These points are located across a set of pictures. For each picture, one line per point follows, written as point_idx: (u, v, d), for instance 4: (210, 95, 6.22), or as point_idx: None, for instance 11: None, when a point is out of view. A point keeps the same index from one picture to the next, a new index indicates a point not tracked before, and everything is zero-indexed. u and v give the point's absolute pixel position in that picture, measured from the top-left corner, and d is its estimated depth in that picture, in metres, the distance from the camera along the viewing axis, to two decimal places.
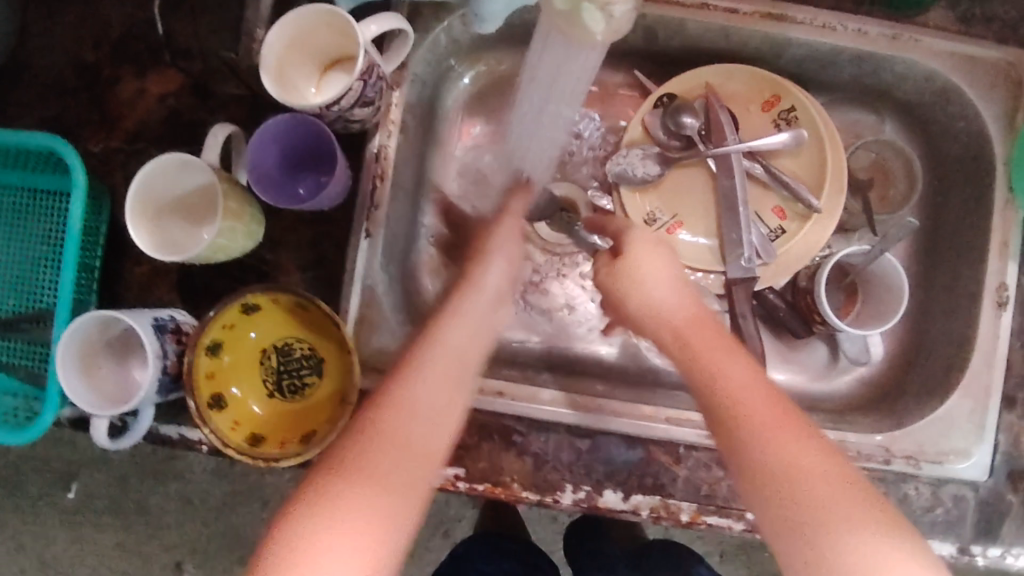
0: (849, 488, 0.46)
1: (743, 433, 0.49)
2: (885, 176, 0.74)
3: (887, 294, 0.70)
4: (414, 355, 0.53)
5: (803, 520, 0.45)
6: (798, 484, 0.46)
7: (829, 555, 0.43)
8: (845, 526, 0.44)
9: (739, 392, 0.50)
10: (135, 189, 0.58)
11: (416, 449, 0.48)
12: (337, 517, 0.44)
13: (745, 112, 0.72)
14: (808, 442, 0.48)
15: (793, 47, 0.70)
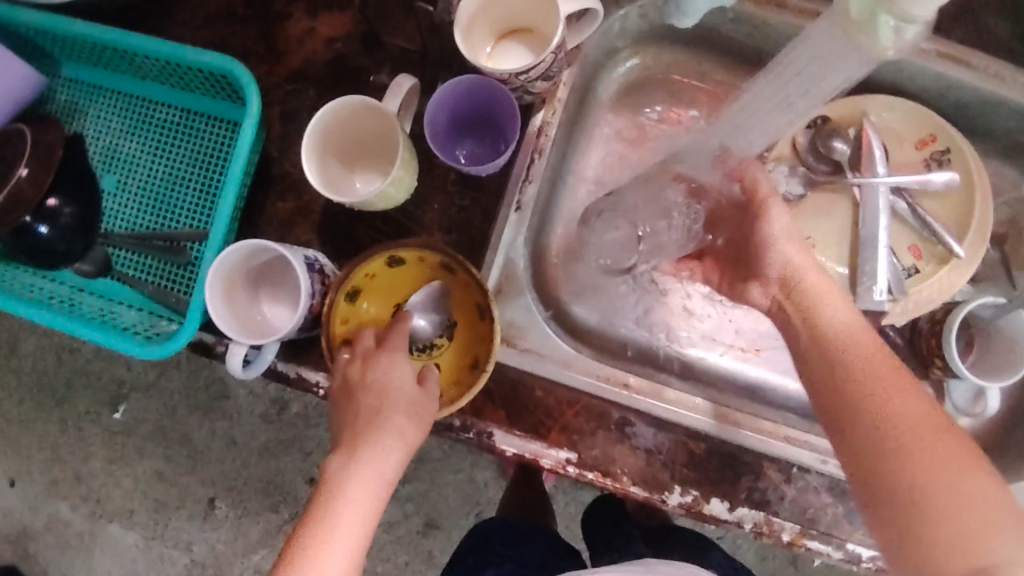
0: (974, 470, 0.43)
1: (844, 394, 0.50)
2: (1020, 233, 0.74)
3: (1011, 349, 0.69)
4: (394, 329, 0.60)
5: (904, 497, 0.44)
6: (923, 475, 0.44)
7: (932, 530, 0.42)
8: (940, 498, 0.43)
9: (838, 352, 0.52)
10: (315, 123, 0.56)
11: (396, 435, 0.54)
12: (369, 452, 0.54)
13: (897, 148, 0.72)
14: (929, 417, 0.46)
15: (959, 90, 0.69)
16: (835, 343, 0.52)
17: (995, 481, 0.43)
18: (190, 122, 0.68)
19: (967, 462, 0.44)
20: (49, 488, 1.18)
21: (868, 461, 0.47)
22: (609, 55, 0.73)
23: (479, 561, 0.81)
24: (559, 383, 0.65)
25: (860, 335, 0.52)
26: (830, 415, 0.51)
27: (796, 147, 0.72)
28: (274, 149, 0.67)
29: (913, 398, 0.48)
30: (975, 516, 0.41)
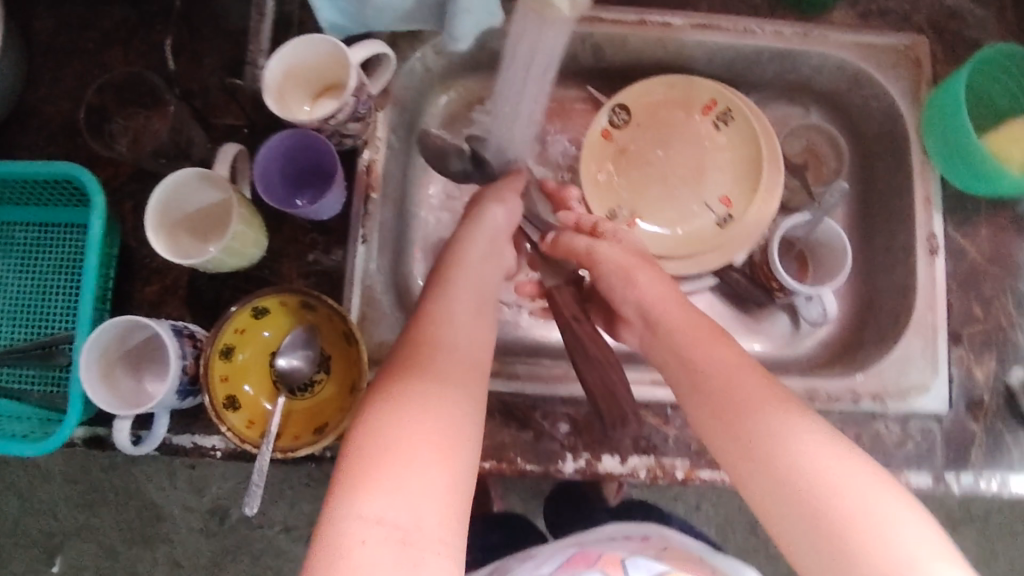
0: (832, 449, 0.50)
1: (689, 350, 0.58)
2: (818, 156, 0.83)
3: (833, 254, 0.77)
4: (447, 283, 0.64)
5: (728, 405, 0.54)
6: (726, 367, 0.56)
7: (742, 417, 0.53)
8: (862, 512, 0.47)
9: (737, 383, 0.55)
10: (154, 204, 0.64)
11: (434, 419, 0.51)
12: (398, 445, 0.49)
13: (688, 116, 0.81)
14: (816, 435, 0.51)
15: (722, 51, 0.78)
16: (736, 413, 0.53)
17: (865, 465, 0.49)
18: (50, 235, 0.73)
19: (857, 465, 0.49)
20: None
21: (772, 489, 0.50)
22: (423, 97, 0.81)
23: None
24: None
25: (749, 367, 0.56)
26: (681, 381, 0.58)
27: (606, 137, 0.81)
28: (133, 241, 0.72)
29: (797, 417, 0.52)
30: (783, 430, 0.51)
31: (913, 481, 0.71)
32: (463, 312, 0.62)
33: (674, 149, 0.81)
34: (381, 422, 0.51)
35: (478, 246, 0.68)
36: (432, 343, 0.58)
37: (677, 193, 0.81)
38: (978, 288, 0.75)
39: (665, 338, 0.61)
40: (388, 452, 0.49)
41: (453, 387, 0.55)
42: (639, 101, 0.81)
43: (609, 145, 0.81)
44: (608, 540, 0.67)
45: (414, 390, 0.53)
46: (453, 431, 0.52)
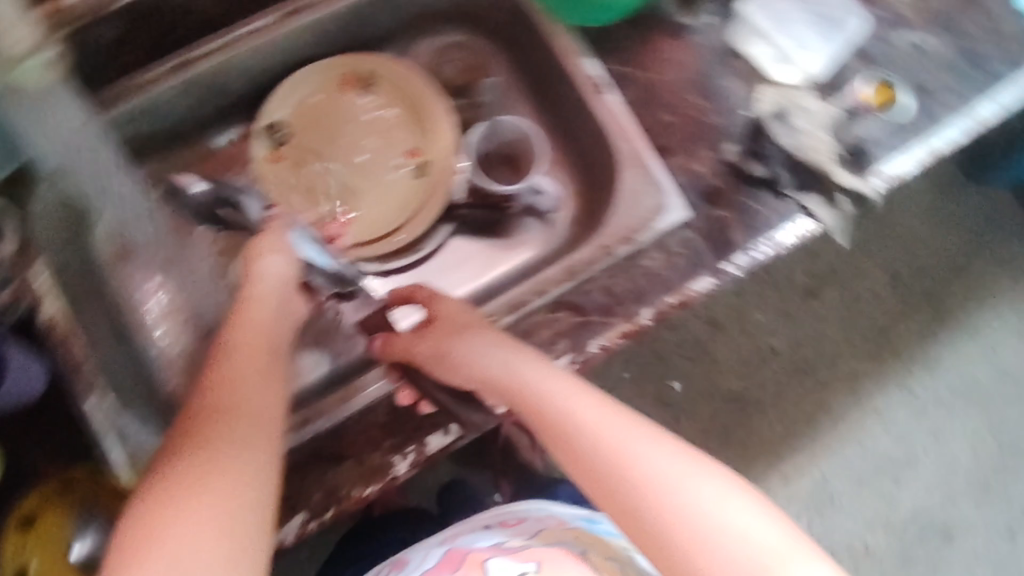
0: (658, 439, 0.58)
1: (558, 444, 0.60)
2: (471, 69, 0.86)
3: (524, 144, 0.81)
4: (236, 321, 0.60)
5: (585, 449, 0.58)
6: (596, 450, 0.58)
7: (603, 471, 0.57)
8: (691, 491, 0.55)
9: (564, 400, 0.60)
10: None
11: (222, 485, 0.48)
12: (175, 528, 0.46)
13: (333, 98, 0.83)
14: (639, 430, 0.59)
15: (326, 25, 0.78)
16: (566, 431, 0.59)
17: (686, 451, 0.58)
18: None
19: (675, 451, 0.57)
20: None
21: (606, 487, 0.57)
22: None
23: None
24: None
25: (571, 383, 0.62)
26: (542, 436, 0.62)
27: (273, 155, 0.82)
28: None
29: (624, 419, 0.60)
30: (641, 467, 0.56)
31: (699, 289, 0.72)
32: (256, 350, 0.57)
33: (341, 133, 0.84)
34: (161, 497, 0.47)
35: (264, 307, 0.62)
36: (223, 387, 0.54)
37: (365, 168, 0.83)
38: (657, 98, 0.79)
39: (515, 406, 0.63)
40: (165, 537, 0.46)
41: (242, 440, 0.51)
42: (285, 111, 0.82)
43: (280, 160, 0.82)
44: (479, 534, 0.72)
45: (199, 457, 0.49)
46: (239, 492, 0.49)
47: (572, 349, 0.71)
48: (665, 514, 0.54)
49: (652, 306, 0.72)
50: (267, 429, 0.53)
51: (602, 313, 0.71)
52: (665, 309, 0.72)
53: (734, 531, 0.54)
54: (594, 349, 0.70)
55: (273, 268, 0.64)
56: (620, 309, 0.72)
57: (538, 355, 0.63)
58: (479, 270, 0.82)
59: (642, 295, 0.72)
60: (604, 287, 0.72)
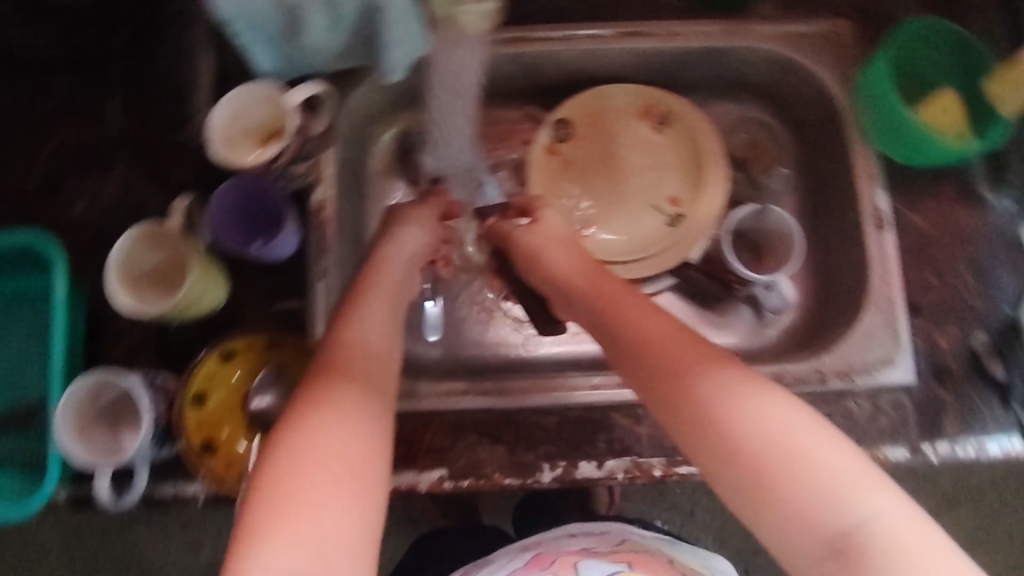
0: (770, 398, 0.53)
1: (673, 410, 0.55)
2: (760, 148, 0.85)
3: (782, 239, 0.78)
4: (371, 276, 0.66)
5: (699, 417, 0.54)
6: (710, 407, 0.53)
7: (719, 436, 0.52)
8: (812, 449, 0.49)
9: (685, 366, 0.56)
10: (115, 266, 0.67)
11: (367, 416, 0.52)
12: (326, 417, 0.51)
13: (628, 123, 0.82)
14: (751, 390, 0.53)
15: (653, 55, 0.80)
16: (685, 394, 0.55)
17: (798, 412, 0.52)
18: (17, 304, 0.74)
19: (816, 423, 0.51)
20: None
21: (738, 464, 0.50)
22: (368, 135, 0.83)
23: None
24: (410, 411, 0.71)
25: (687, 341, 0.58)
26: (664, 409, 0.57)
27: (551, 150, 0.82)
28: (98, 302, 0.73)
29: (758, 389, 0.53)
30: (769, 430, 0.50)
31: (891, 456, 0.71)
32: (389, 317, 0.63)
33: (620, 158, 0.83)
34: (289, 413, 0.52)
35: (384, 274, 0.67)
36: (339, 338, 0.58)
37: (627, 201, 0.82)
38: (925, 254, 0.77)
39: (640, 368, 0.59)
40: (319, 425, 0.50)
41: (358, 382, 0.55)
42: (579, 112, 0.82)
43: (553, 157, 0.82)
44: (564, 537, 0.68)
45: (318, 397, 0.52)
46: (366, 417, 0.52)
47: None
48: (788, 476, 0.48)
49: None
50: (383, 381, 0.57)
51: None
52: None
53: (902, 537, 0.45)
54: None
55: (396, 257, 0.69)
56: None
57: (672, 317, 0.61)
58: None
59: None
60: None
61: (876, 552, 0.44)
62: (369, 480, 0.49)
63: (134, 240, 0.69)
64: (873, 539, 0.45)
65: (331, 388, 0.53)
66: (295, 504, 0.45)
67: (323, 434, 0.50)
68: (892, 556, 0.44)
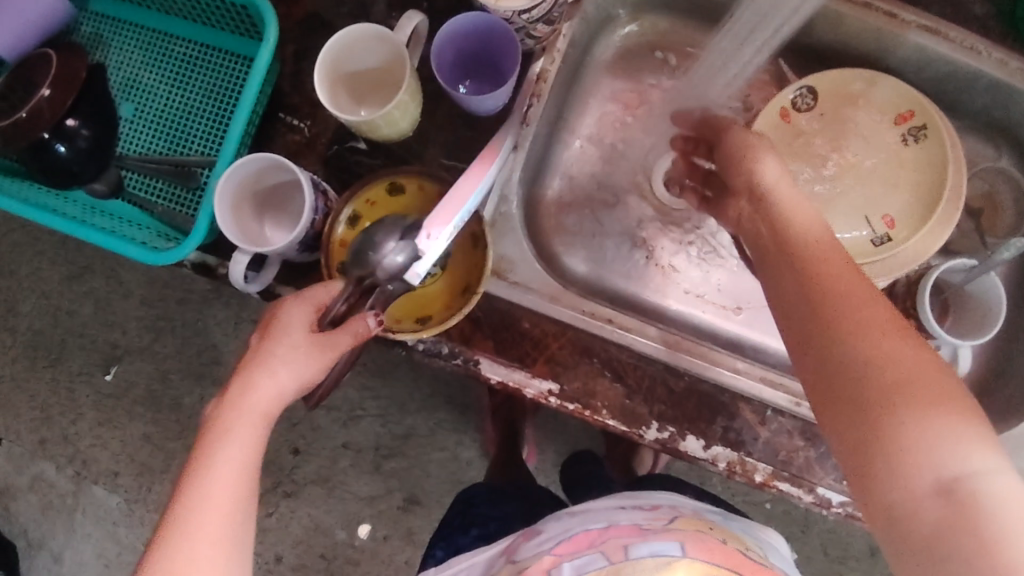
0: (916, 346, 0.42)
1: (806, 336, 0.46)
2: (995, 207, 0.76)
3: (980, 309, 0.72)
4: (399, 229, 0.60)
5: (832, 353, 0.44)
6: (851, 339, 0.43)
7: (854, 371, 0.42)
8: (939, 383, 0.40)
9: (837, 316, 0.44)
10: (324, 56, 0.62)
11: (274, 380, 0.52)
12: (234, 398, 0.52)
13: (879, 120, 0.74)
14: (889, 321, 0.43)
15: (936, 64, 0.72)
16: (819, 323, 0.45)
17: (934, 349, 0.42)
18: (208, 56, 0.72)
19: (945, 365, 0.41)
20: (35, 449, 1.16)
21: (851, 401, 0.42)
22: (605, 23, 0.77)
23: (465, 521, 0.81)
24: (546, 314, 0.68)
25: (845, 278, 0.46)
26: (797, 339, 0.47)
27: (787, 115, 0.75)
28: (287, 85, 0.70)
29: (891, 322, 0.43)
30: (904, 363, 0.41)
31: None
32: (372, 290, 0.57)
33: (853, 152, 0.75)
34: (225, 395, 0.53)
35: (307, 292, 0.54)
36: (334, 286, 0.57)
37: (843, 198, 0.75)
38: None
39: (782, 286, 0.49)
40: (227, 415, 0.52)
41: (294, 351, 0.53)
42: (834, 86, 0.74)
43: (785, 124, 0.75)
44: (617, 510, 0.62)
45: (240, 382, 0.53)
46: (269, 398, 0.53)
47: (853, 496, 0.67)
48: (914, 407, 0.40)
49: None
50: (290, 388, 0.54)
51: None
52: None
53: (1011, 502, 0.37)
54: None
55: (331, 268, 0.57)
56: None
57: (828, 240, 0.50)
58: None
59: None
60: None
61: (986, 506, 0.37)
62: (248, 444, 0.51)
63: (352, 41, 0.63)
64: (985, 489, 0.37)
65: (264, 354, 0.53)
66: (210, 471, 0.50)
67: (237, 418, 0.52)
68: (1002, 520, 0.37)
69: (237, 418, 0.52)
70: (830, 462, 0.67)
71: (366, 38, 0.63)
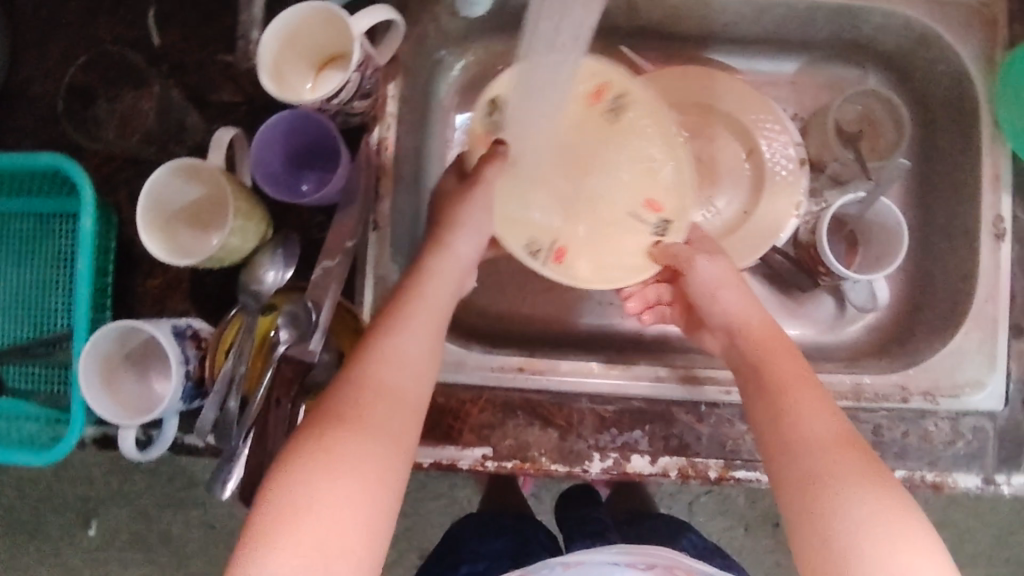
0: (864, 458, 0.49)
1: (784, 460, 0.51)
2: (874, 126, 0.75)
3: (887, 237, 0.71)
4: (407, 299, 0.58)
5: (806, 473, 0.49)
6: (827, 464, 0.49)
7: (831, 481, 0.48)
8: (890, 501, 0.46)
9: (811, 439, 0.51)
10: (143, 206, 0.60)
11: (372, 440, 0.47)
12: (343, 449, 0.46)
13: (577, 107, 0.67)
14: (861, 458, 0.49)
15: (772, 8, 0.70)
16: (797, 437, 0.52)
17: (885, 470, 0.49)
18: (45, 224, 0.69)
19: (888, 483, 0.48)
20: None
21: (811, 505, 0.48)
22: (438, 63, 0.75)
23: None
24: (456, 383, 0.66)
25: (836, 427, 0.52)
26: (774, 456, 0.52)
27: (593, 104, 0.67)
28: (132, 231, 0.68)
29: (859, 450, 0.50)
30: (845, 469, 0.48)
31: (961, 483, 0.67)
32: (416, 334, 0.55)
33: (585, 151, 0.67)
34: (309, 445, 0.46)
35: (443, 277, 0.61)
36: (382, 340, 0.54)
37: (591, 202, 0.68)
38: None
39: (759, 381, 0.57)
40: (319, 445, 0.46)
41: (384, 386, 0.51)
42: (603, 85, 0.67)
43: (579, 129, 0.67)
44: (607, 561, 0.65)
45: (341, 433, 0.47)
46: (379, 438, 0.48)
47: None
48: (846, 502, 0.47)
49: (908, 470, 0.67)
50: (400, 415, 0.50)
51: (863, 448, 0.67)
52: (919, 481, 0.67)
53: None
54: None
55: (443, 286, 0.61)
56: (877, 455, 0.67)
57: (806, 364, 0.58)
58: None
59: (905, 453, 0.67)
60: (876, 425, 0.67)
61: None
62: (382, 491, 0.46)
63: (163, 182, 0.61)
64: None
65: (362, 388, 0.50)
66: (304, 517, 0.43)
67: (342, 467, 0.45)
68: None
69: (344, 464, 0.45)
70: None
71: (176, 173, 0.61)
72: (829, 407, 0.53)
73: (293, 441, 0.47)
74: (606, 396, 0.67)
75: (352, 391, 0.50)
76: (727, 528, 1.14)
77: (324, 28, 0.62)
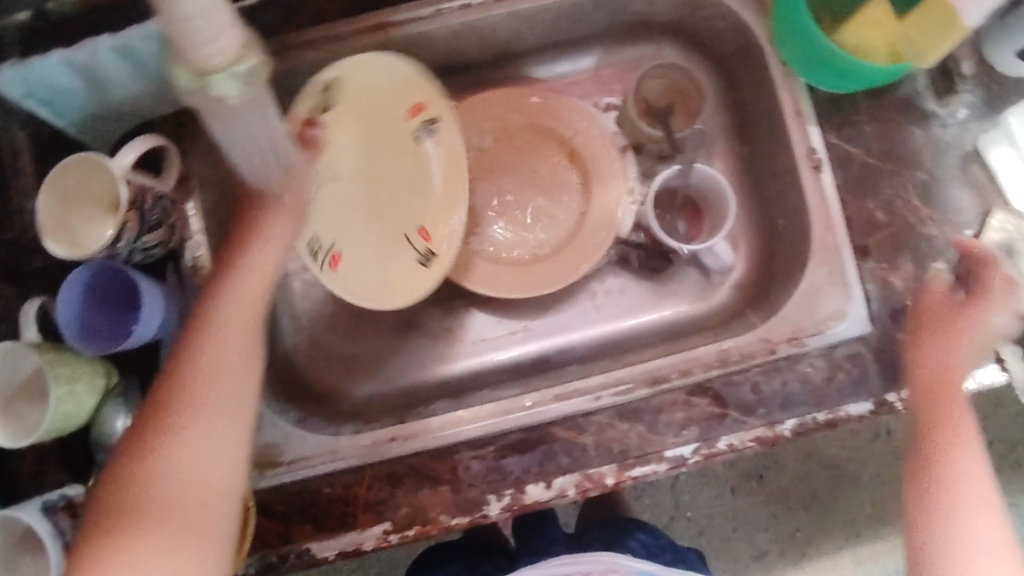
0: (976, 477, 0.58)
1: (926, 444, 0.60)
2: (683, 96, 0.74)
3: (714, 198, 0.72)
4: (208, 327, 0.53)
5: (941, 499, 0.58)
6: (957, 496, 0.58)
7: (946, 472, 0.59)
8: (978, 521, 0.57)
9: (936, 422, 0.60)
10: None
11: (157, 525, 0.48)
12: (131, 544, 0.47)
13: (397, 122, 0.65)
14: (974, 470, 0.59)
15: (539, 16, 0.70)
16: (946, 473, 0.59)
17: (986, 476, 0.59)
18: None
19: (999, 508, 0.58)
20: None
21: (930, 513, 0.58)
22: None
23: None
24: (336, 471, 0.66)
25: (942, 423, 0.60)
26: (924, 471, 0.60)
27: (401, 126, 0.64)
28: None
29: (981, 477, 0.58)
30: (970, 481, 0.58)
31: (854, 413, 0.65)
32: (222, 361, 0.53)
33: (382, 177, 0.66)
34: (95, 539, 0.47)
35: (240, 294, 0.55)
36: (182, 387, 0.51)
37: (366, 233, 0.67)
38: (872, 188, 0.68)
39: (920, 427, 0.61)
40: (107, 545, 0.47)
41: (184, 445, 0.51)
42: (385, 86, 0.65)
43: (381, 138, 0.65)
44: None
45: (121, 527, 0.48)
46: (169, 515, 0.49)
47: (700, 438, 0.66)
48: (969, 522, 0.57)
49: (799, 417, 0.65)
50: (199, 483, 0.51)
51: (744, 411, 0.66)
52: (812, 423, 0.65)
53: None
54: (726, 446, 0.65)
55: (236, 311, 0.54)
56: (763, 413, 0.66)
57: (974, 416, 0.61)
58: (622, 313, 0.76)
59: (790, 402, 0.66)
60: (753, 384, 0.66)
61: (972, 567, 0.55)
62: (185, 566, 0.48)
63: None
64: None
65: (151, 461, 0.50)
66: None
67: (128, 553, 0.47)
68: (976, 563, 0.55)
69: (130, 552, 0.47)
70: (662, 423, 0.66)
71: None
72: (967, 433, 0.60)
73: (82, 544, 0.48)
74: (485, 438, 0.66)
75: (135, 489, 0.49)
76: (717, 497, 1.09)
77: (85, 173, 0.63)
